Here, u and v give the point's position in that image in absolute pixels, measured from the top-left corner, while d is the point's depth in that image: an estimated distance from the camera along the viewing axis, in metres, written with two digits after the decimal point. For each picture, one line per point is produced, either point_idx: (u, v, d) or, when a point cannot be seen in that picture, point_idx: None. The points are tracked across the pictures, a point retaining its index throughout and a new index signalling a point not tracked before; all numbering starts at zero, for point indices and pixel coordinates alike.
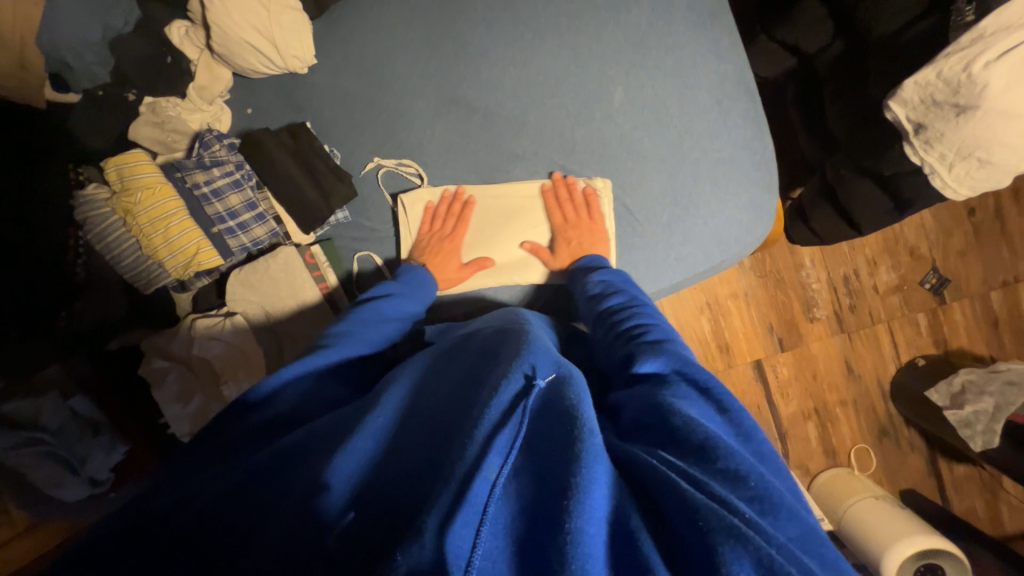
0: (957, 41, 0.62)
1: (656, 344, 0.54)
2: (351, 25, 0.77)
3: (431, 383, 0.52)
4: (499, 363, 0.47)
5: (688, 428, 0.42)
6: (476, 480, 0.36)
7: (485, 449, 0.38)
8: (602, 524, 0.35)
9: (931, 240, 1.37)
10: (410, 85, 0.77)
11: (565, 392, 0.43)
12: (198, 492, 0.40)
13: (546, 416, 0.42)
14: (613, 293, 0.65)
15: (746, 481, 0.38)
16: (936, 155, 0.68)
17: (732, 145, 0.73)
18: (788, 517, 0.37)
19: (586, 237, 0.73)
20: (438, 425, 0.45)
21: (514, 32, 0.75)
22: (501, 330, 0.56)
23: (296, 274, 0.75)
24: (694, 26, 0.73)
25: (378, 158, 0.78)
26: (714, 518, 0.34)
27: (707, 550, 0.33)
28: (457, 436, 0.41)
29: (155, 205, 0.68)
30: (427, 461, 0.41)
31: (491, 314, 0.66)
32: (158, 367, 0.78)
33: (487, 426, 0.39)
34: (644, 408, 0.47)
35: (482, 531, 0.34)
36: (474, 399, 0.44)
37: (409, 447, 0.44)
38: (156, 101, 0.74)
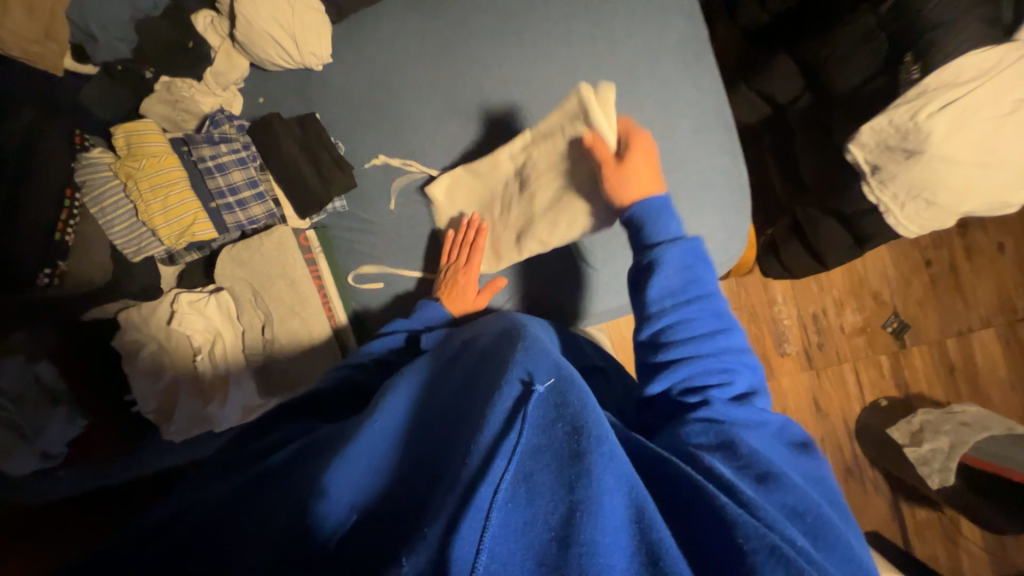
0: (904, 94, 0.71)
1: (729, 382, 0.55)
2: (366, 32, 0.83)
3: (435, 391, 0.52)
4: (496, 368, 0.47)
5: (762, 458, 0.46)
6: (482, 484, 0.35)
7: (490, 456, 0.37)
8: (622, 537, 0.35)
9: (892, 286, 1.46)
10: (418, 91, 0.82)
11: (565, 395, 0.42)
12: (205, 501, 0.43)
13: (548, 420, 0.40)
14: (694, 296, 0.58)
15: (804, 516, 0.42)
16: (889, 194, 0.75)
17: (709, 171, 0.79)
18: (837, 557, 0.41)
19: (645, 174, 0.64)
20: (443, 435, 0.45)
21: (518, 53, 0.81)
22: (502, 335, 0.55)
23: (289, 253, 0.78)
24: (680, 63, 0.81)
25: (380, 154, 0.82)
26: (754, 538, 0.35)
27: (743, 565, 0.34)
28: (460, 446, 0.40)
29: (157, 173, 0.70)
30: (433, 473, 0.41)
31: (484, 319, 0.66)
32: (135, 338, 0.78)
33: (487, 438, 0.39)
34: (716, 436, 0.49)
35: (486, 537, 0.33)
36: (476, 406, 0.43)
37: (417, 459, 0.44)
38: (172, 81, 0.78)
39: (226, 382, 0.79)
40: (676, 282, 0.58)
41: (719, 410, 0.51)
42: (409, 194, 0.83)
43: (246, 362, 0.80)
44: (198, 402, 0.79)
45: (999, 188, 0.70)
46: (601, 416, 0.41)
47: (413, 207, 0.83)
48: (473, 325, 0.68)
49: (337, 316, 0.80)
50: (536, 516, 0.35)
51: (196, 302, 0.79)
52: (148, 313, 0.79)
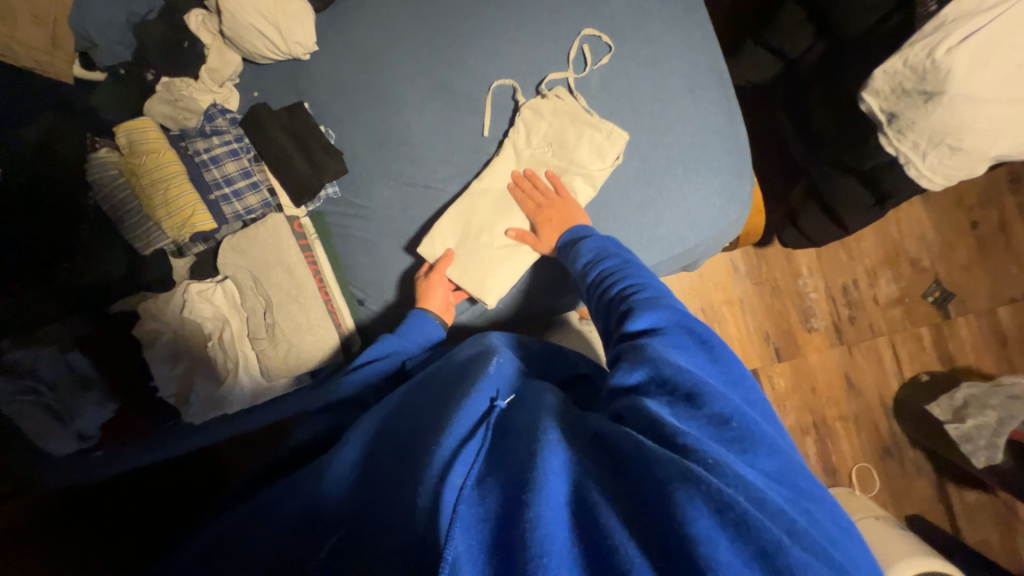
0: (921, 29, 0.64)
1: (651, 301, 0.58)
2: (347, 18, 0.83)
3: (407, 405, 0.57)
4: (463, 383, 0.55)
5: (678, 375, 0.48)
6: (445, 490, 0.41)
7: (451, 460, 0.44)
8: (562, 507, 0.39)
9: (933, 252, 1.34)
10: (402, 74, 0.82)
11: (520, 412, 0.51)
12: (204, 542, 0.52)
13: (506, 429, 0.49)
14: (603, 258, 0.66)
15: (729, 423, 0.45)
16: (909, 143, 0.69)
17: (703, 132, 0.73)
18: (767, 453, 0.44)
19: (563, 212, 0.73)
20: (406, 448, 0.49)
21: (498, 23, 0.78)
22: (473, 353, 0.63)
23: (282, 241, 0.80)
24: (667, 16, 0.74)
25: (369, 139, 0.83)
26: (671, 469, 0.38)
27: (665, 493, 0.37)
28: (421, 455, 0.46)
29: (156, 167, 0.76)
30: (399, 479, 0.46)
31: (463, 340, 0.69)
32: (154, 326, 0.82)
33: (450, 446, 0.45)
34: (644, 359, 0.51)
35: (455, 531, 0.37)
36: (437, 419, 0.50)
37: (381, 480, 0.48)
38: (171, 81, 0.80)
39: (236, 366, 0.83)
40: (592, 254, 0.68)
41: (640, 328, 0.56)
42: (399, 176, 0.83)
43: (250, 348, 0.84)
44: (211, 385, 0.83)
45: None
46: (553, 417, 0.49)
47: (403, 190, 0.83)
48: (453, 350, 0.68)
49: (336, 303, 0.83)
50: (483, 511, 0.39)
51: (204, 290, 0.82)
52: (164, 303, 0.82)
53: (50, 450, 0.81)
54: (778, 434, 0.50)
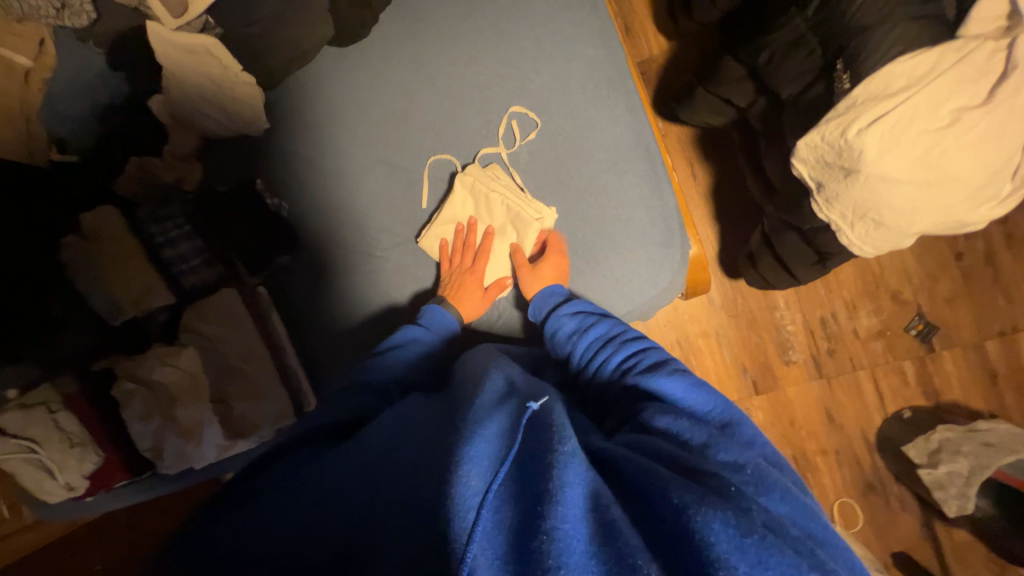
0: (834, 107, 0.64)
1: (653, 365, 0.60)
2: (293, 96, 0.87)
3: (415, 415, 0.57)
4: (476, 393, 0.55)
5: (694, 429, 0.50)
6: (460, 490, 0.40)
7: (477, 460, 0.43)
8: (582, 521, 0.38)
9: (915, 284, 1.30)
10: (345, 148, 0.86)
11: (548, 412, 0.50)
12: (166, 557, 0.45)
13: (529, 430, 0.48)
14: (592, 325, 0.69)
15: (743, 468, 0.45)
16: (837, 213, 0.68)
17: (628, 204, 0.76)
18: (782, 497, 0.43)
19: (552, 269, 0.76)
20: (417, 452, 0.48)
21: (432, 100, 0.82)
22: (476, 369, 0.64)
23: (234, 312, 0.85)
24: (591, 95, 0.78)
25: (317, 210, 0.87)
26: (687, 496, 0.39)
27: (685, 519, 0.37)
28: (442, 451, 0.46)
29: (114, 249, 0.81)
30: (410, 480, 0.44)
31: (469, 356, 0.69)
32: (126, 388, 0.85)
33: (464, 449, 0.44)
34: (662, 417, 0.52)
35: (476, 532, 0.38)
36: (462, 420, 0.50)
37: (385, 479, 0.46)
38: (142, 160, 0.84)
39: (199, 429, 0.84)
40: (573, 324, 0.70)
41: (653, 390, 0.57)
42: (345, 245, 0.87)
43: (211, 409, 0.84)
44: (182, 442, 0.84)
45: (948, 208, 0.62)
46: (569, 425, 0.49)
47: (348, 256, 0.87)
48: (462, 360, 0.70)
49: (292, 376, 0.89)
50: (499, 518, 0.39)
51: (167, 354, 0.84)
52: (136, 364, 0.85)
53: (46, 500, 0.87)
54: (794, 483, 0.49)
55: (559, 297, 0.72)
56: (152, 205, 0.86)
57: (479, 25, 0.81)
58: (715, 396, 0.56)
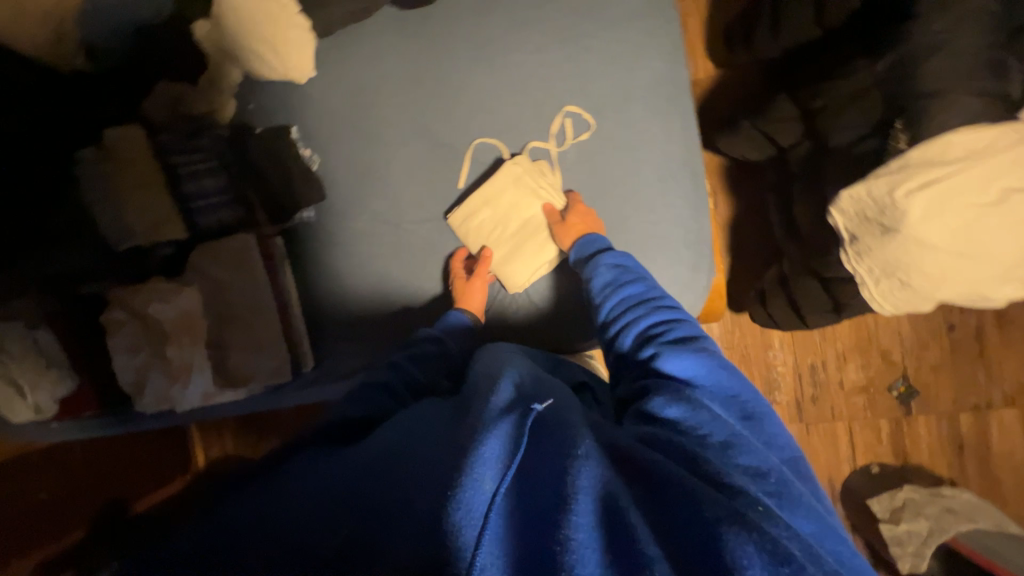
0: (887, 164, 0.65)
1: (680, 342, 0.60)
2: (346, 49, 0.84)
3: (423, 413, 0.56)
4: (488, 390, 0.55)
5: (717, 423, 0.50)
6: (471, 495, 0.41)
7: (485, 469, 0.43)
8: (595, 533, 0.39)
9: (905, 347, 1.34)
10: (390, 114, 0.84)
11: (557, 415, 0.50)
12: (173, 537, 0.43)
13: (539, 433, 0.47)
14: (625, 282, 0.69)
15: (768, 478, 0.45)
16: (865, 268, 0.69)
17: (665, 220, 0.77)
18: (807, 515, 0.44)
19: (585, 218, 0.76)
20: (428, 452, 0.48)
21: (489, 81, 0.81)
22: (487, 367, 0.63)
23: (249, 257, 0.82)
24: (649, 106, 0.78)
25: (351, 170, 0.85)
26: (718, 511, 0.40)
27: (714, 536, 0.38)
28: (449, 458, 0.45)
29: (135, 173, 0.78)
30: (422, 480, 0.45)
31: (482, 354, 0.69)
32: (117, 316, 0.81)
33: (476, 451, 0.44)
34: (685, 399, 0.53)
35: (484, 538, 0.39)
36: (472, 424, 0.49)
37: (396, 474, 0.46)
38: (166, 86, 0.82)
39: (188, 370, 0.81)
40: (610, 275, 0.70)
41: (673, 366, 0.58)
42: (372, 210, 0.85)
43: (204, 353, 0.82)
44: (166, 383, 0.82)
45: (976, 280, 0.65)
46: (585, 427, 0.49)
47: (372, 223, 0.85)
48: (477, 356, 0.70)
49: (295, 336, 0.87)
50: (507, 523, 0.40)
51: (166, 290, 0.81)
52: (132, 294, 0.82)
53: (8, 419, 0.82)
54: (815, 492, 0.49)
55: (600, 245, 0.72)
56: (176, 132, 0.82)
57: (548, 14, 0.80)
58: (738, 384, 0.56)
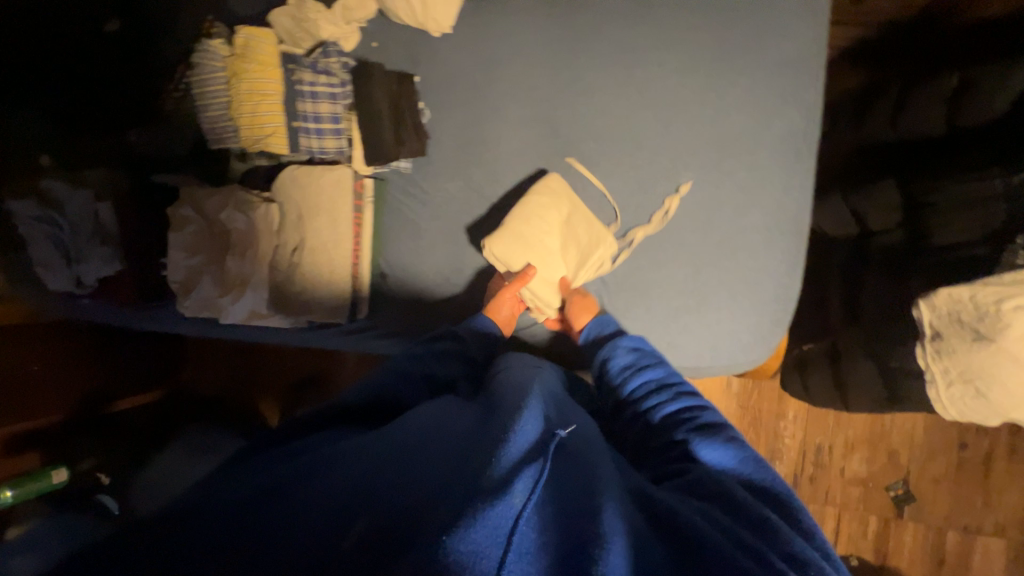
0: (1003, 275, 0.66)
1: (705, 430, 0.58)
2: (489, 17, 0.83)
3: (440, 412, 0.54)
4: (513, 400, 0.52)
5: (749, 505, 0.46)
6: (497, 501, 0.38)
7: (497, 494, 0.38)
8: None
9: (913, 452, 1.36)
10: (513, 93, 0.83)
11: (577, 445, 0.48)
12: (201, 502, 0.41)
13: (563, 459, 0.45)
14: (646, 367, 0.67)
15: (809, 566, 0.41)
16: (941, 367, 0.72)
17: (760, 271, 0.76)
18: None
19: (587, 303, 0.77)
20: (448, 453, 0.45)
21: (622, 88, 0.80)
22: (505, 377, 0.61)
23: (343, 192, 0.80)
24: (776, 156, 0.77)
25: (459, 135, 0.85)
26: None
27: None
28: (474, 464, 0.42)
29: (259, 79, 0.76)
30: (443, 482, 0.41)
31: (509, 362, 0.66)
32: (184, 213, 0.82)
33: (503, 462, 0.41)
34: (711, 482, 0.50)
35: (509, 556, 0.35)
36: (486, 443, 0.45)
37: (417, 469, 0.43)
38: (305, 0, 0.79)
39: (243, 284, 0.82)
40: (628, 358, 0.69)
41: (700, 455, 0.55)
42: (469, 180, 0.85)
43: (264, 273, 0.82)
44: (217, 291, 0.83)
45: None
46: (609, 470, 0.47)
47: (466, 192, 0.85)
48: (502, 361, 0.68)
49: (359, 287, 0.83)
50: (531, 550, 0.37)
51: (246, 201, 0.81)
52: (205, 196, 0.82)
53: (47, 282, 0.84)
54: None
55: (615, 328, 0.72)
56: (308, 50, 0.81)
57: (700, 37, 0.78)
58: (773, 478, 0.53)
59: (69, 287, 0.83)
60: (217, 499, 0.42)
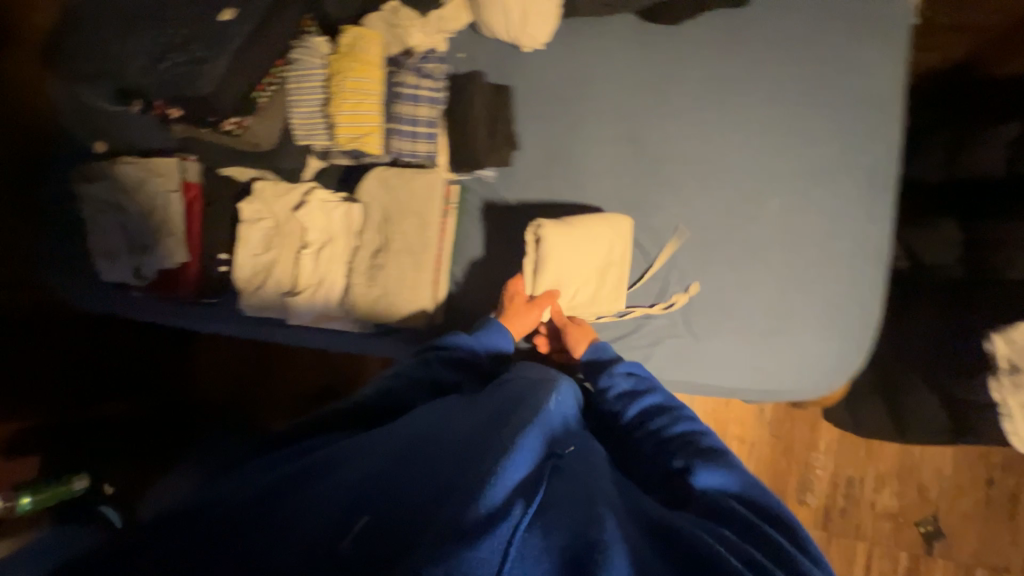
0: None
1: (708, 452, 0.57)
2: (580, 38, 0.85)
3: (441, 414, 0.53)
4: (516, 408, 0.51)
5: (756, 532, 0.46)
6: (495, 519, 0.38)
7: (491, 525, 0.37)
8: None
9: (942, 487, 1.37)
10: (600, 112, 0.85)
11: (573, 465, 0.49)
12: (219, 500, 0.42)
13: (560, 477, 0.46)
14: (646, 393, 0.66)
15: None
16: (1018, 398, 0.80)
17: (846, 298, 0.77)
18: None
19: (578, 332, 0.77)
20: (452, 456, 0.45)
21: (708, 113, 0.82)
22: (505, 380, 0.60)
23: (433, 197, 0.78)
24: (862, 187, 0.78)
25: (544, 149, 0.85)
26: None
27: None
28: (473, 472, 0.42)
29: (362, 78, 0.77)
30: (443, 492, 0.41)
31: (516, 368, 0.64)
32: (258, 208, 0.82)
33: (503, 477, 0.41)
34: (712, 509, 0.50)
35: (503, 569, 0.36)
36: (486, 450, 0.44)
37: (416, 477, 0.43)
38: (400, 6, 0.79)
39: (318, 284, 0.81)
40: (627, 384, 0.67)
41: (705, 482, 0.54)
42: (553, 192, 0.84)
43: (341, 274, 0.82)
44: (286, 288, 0.82)
45: None
46: (601, 487, 0.48)
47: (552, 205, 0.84)
48: (517, 369, 0.64)
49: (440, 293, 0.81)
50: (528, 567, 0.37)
51: (326, 201, 0.81)
52: (281, 193, 0.82)
53: (105, 268, 0.83)
54: None
55: (613, 356, 0.70)
56: (409, 53, 0.81)
57: (795, 69, 0.81)
58: (770, 497, 0.53)
59: (127, 275, 0.82)
60: (226, 500, 0.42)
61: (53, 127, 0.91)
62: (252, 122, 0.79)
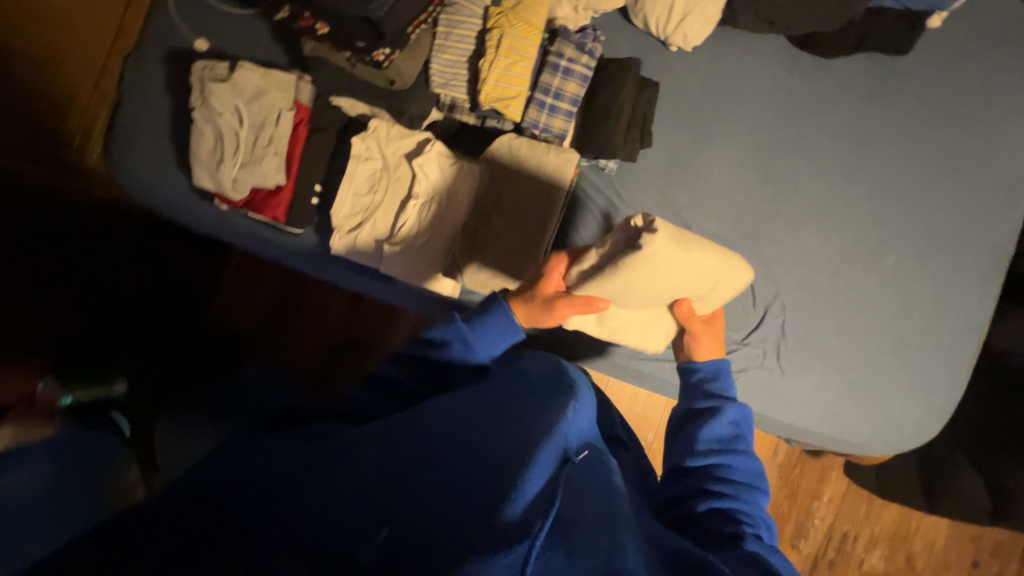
0: None
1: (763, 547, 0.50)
2: (726, 51, 0.83)
3: (451, 406, 0.47)
4: (535, 406, 0.44)
5: None
6: (512, 546, 0.32)
7: (502, 549, 0.31)
8: None
9: (929, 559, 1.34)
10: (732, 128, 0.82)
11: (590, 476, 0.42)
12: (227, 481, 0.37)
13: (577, 491, 0.40)
14: (739, 455, 0.57)
15: None
16: None
17: (936, 365, 0.79)
18: None
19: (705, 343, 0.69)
20: (464, 460, 0.38)
21: (839, 156, 0.81)
22: (521, 368, 0.52)
23: (560, 177, 0.76)
24: (974, 263, 0.80)
25: (667, 152, 0.82)
26: None
27: None
28: (489, 485, 0.35)
29: (523, 40, 0.75)
30: (455, 504, 0.35)
31: (530, 358, 0.54)
32: (369, 146, 0.79)
33: (521, 492, 0.35)
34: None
35: None
36: (504, 455, 0.38)
37: (421, 477, 0.36)
38: None
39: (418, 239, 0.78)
40: (725, 432, 0.59)
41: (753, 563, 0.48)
42: (669, 198, 0.82)
43: (443, 234, 0.79)
44: (382, 236, 0.79)
45: None
46: (622, 513, 0.40)
47: (664, 209, 0.82)
48: (527, 357, 0.56)
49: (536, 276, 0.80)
50: None
51: (444, 155, 0.78)
52: (399, 138, 0.79)
53: (197, 173, 0.78)
54: None
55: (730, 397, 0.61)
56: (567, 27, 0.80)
57: (936, 132, 0.81)
58: None
59: (220, 186, 0.77)
60: (226, 487, 0.37)
61: (163, 11, 0.85)
62: (400, 56, 0.75)
